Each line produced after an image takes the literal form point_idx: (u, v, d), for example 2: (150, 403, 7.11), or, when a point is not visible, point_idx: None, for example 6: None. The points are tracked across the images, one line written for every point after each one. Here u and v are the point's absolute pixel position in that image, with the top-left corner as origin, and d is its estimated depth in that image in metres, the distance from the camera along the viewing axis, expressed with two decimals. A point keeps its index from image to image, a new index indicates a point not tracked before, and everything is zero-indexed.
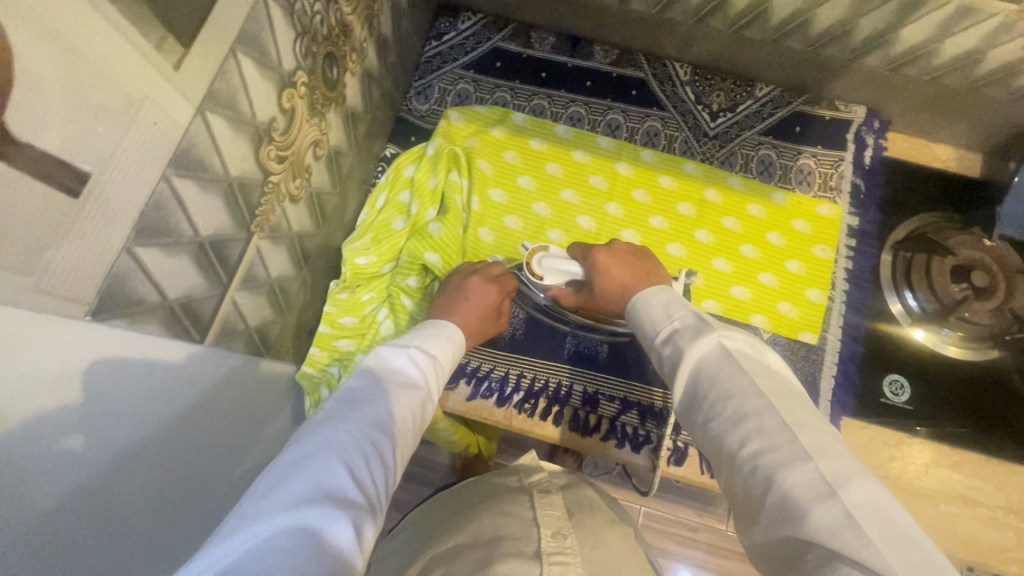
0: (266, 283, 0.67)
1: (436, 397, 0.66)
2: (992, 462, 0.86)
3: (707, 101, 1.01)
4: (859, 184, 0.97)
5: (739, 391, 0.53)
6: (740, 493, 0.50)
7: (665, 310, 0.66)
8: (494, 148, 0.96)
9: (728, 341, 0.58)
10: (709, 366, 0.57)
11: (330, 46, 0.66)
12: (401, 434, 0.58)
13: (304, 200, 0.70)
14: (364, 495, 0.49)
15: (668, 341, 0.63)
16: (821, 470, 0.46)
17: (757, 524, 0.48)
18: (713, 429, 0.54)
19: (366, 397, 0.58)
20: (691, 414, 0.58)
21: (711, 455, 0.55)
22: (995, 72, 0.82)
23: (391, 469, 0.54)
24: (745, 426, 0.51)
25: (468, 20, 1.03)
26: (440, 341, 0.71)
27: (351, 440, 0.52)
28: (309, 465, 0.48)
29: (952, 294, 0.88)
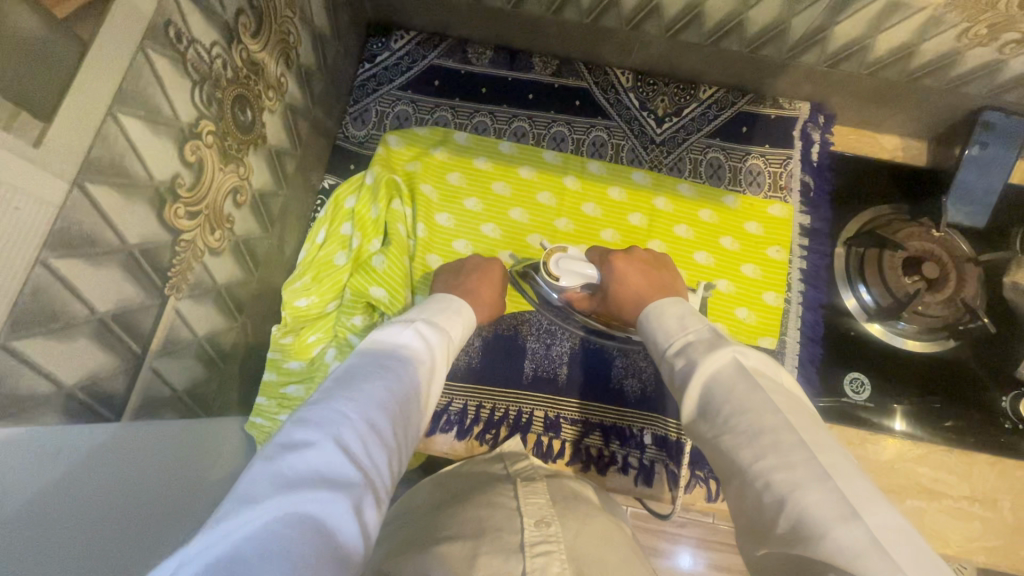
0: (192, 341, 0.64)
1: (438, 372, 0.63)
2: (955, 453, 0.86)
3: (651, 106, 0.99)
4: (808, 182, 0.96)
5: (755, 407, 0.52)
6: (750, 508, 0.49)
7: (680, 321, 0.66)
8: (437, 171, 0.92)
9: (742, 357, 0.57)
10: (722, 381, 0.56)
11: (240, 87, 0.62)
12: (406, 415, 0.55)
13: (228, 250, 0.67)
14: (369, 474, 0.46)
15: (679, 352, 0.62)
16: (842, 491, 0.45)
17: (766, 539, 0.47)
18: (725, 444, 0.53)
19: (368, 376, 0.55)
20: (699, 425, 0.57)
21: (721, 467, 0.54)
22: (931, 63, 0.82)
23: (395, 453, 0.52)
24: (761, 443, 0.50)
25: (401, 38, 0.99)
26: (445, 316, 0.70)
27: (354, 418, 0.49)
28: (310, 443, 0.45)
29: (905, 287, 0.88)
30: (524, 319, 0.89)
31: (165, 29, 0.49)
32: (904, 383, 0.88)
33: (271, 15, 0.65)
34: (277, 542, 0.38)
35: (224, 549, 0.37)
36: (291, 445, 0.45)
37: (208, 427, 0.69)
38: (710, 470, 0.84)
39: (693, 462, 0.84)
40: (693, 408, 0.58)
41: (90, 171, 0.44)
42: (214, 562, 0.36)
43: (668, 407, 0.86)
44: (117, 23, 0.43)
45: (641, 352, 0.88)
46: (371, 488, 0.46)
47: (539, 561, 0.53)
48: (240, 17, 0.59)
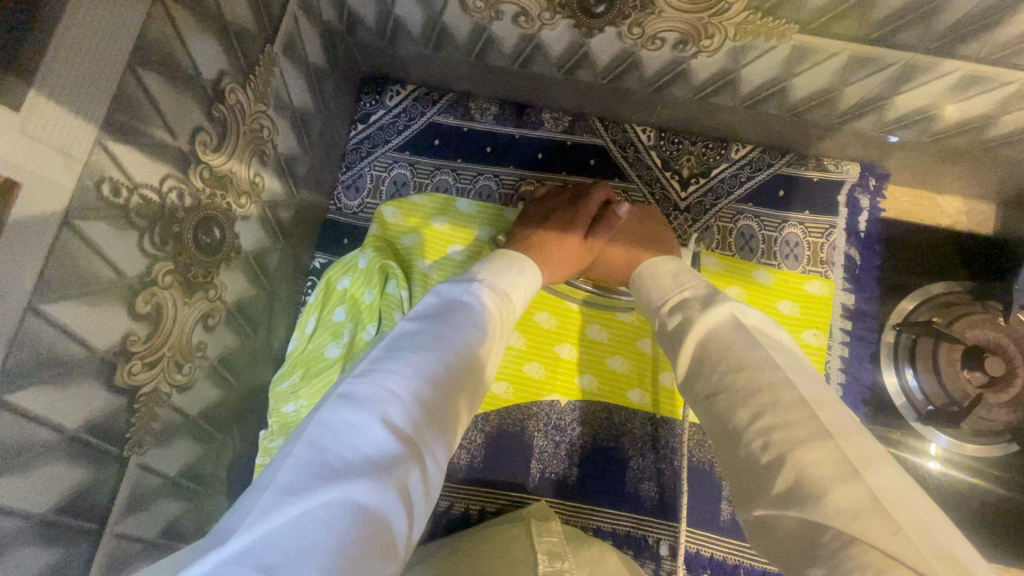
0: (165, 483, 0.59)
1: (499, 337, 0.56)
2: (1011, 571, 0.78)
3: (676, 167, 0.88)
4: (854, 255, 0.85)
5: (753, 364, 0.45)
6: (742, 463, 0.42)
7: (673, 277, 0.61)
8: (437, 244, 0.85)
9: (741, 314, 0.51)
10: (719, 340, 0.49)
11: (204, 210, 0.55)
12: (462, 386, 0.48)
13: (201, 376, 0.61)
14: (416, 456, 0.41)
15: (675, 310, 0.56)
16: (844, 448, 0.38)
17: (760, 498, 0.39)
18: (720, 403, 0.45)
19: (425, 341, 0.48)
20: (695, 385, 0.49)
21: (712, 427, 0.46)
22: (1011, 133, 0.70)
23: (449, 430, 0.45)
24: (755, 398, 0.43)
25: (396, 94, 0.89)
26: (506, 276, 0.62)
27: (406, 388, 0.43)
28: (360, 414, 0.40)
29: (963, 385, 0.78)
30: (531, 413, 0.82)
31: (98, 188, 0.42)
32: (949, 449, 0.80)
33: (239, 119, 0.58)
34: (315, 536, 0.33)
35: (257, 544, 0.32)
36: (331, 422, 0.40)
37: None
38: None
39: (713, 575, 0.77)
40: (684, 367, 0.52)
41: (7, 381, 0.38)
42: (242, 558, 0.31)
43: (691, 513, 0.79)
44: (29, 212, 0.36)
45: (656, 453, 0.80)
46: (418, 471, 0.40)
47: None
48: (197, 136, 0.52)
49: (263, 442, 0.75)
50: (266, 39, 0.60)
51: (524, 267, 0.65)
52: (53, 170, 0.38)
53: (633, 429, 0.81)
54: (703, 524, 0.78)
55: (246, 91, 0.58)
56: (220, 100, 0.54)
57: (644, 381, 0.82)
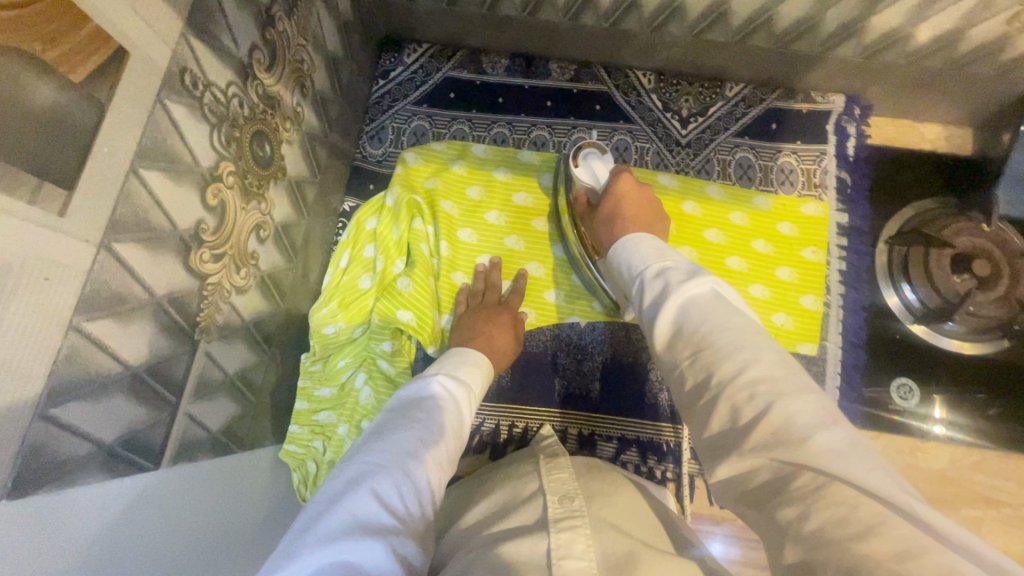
0: (225, 381, 0.64)
1: (470, 416, 0.61)
2: (1011, 460, 0.83)
3: (675, 107, 0.95)
4: (845, 178, 0.92)
5: (736, 328, 0.46)
6: (721, 415, 0.42)
7: (659, 248, 0.58)
8: (457, 185, 0.91)
9: (722, 289, 0.51)
10: (703, 304, 0.48)
11: (258, 124, 0.61)
12: (441, 456, 0.52)
13: (254, 285, 0.66)
14: (407, 524, 0.45)
15: (657, 274, 0.54)
16: (820, 402, 0.40)
17: (738, 449, 0.40)
18: (704, 359, 0.45)
19: (404, 423, 0.53)
20: (674, 345, 0.48)
21: (693, 385, 0.45)
22: (979, 48, 0.77)
23: (432, 496, 0.49)
24: (736, 355, 0.43)
25: (414, 52, 0.97)
26: (469, 362, 0.67)
27: (388, 465, 0.48)
28: (349, 497, 0.44)
29: (955, 286, 0.84)
30: (554, 335, 0.87)
31: (181, 78, 0.48)
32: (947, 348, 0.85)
33: (285, 47, 0.64)
34: None
35: None
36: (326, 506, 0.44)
37: (244, 459, 0.70)
38: None
39: None
40: (664, 326, 0.49)
41: (115, 231, 0.43)
42: None
43: None
44: (133, 81, 0.43)
45: None
46: (411, 538, 0.44)
47: (564, 537, 0.49)
48: (253, 53, 0.58)
49: (305, 364, 0.81)
50: None
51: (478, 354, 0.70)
52: (150, 50, 0.44)
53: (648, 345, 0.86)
54: None
55: (291, 23, 0.65)
56: (271, 25, 0.61)
57: (538, 302, 0.88)
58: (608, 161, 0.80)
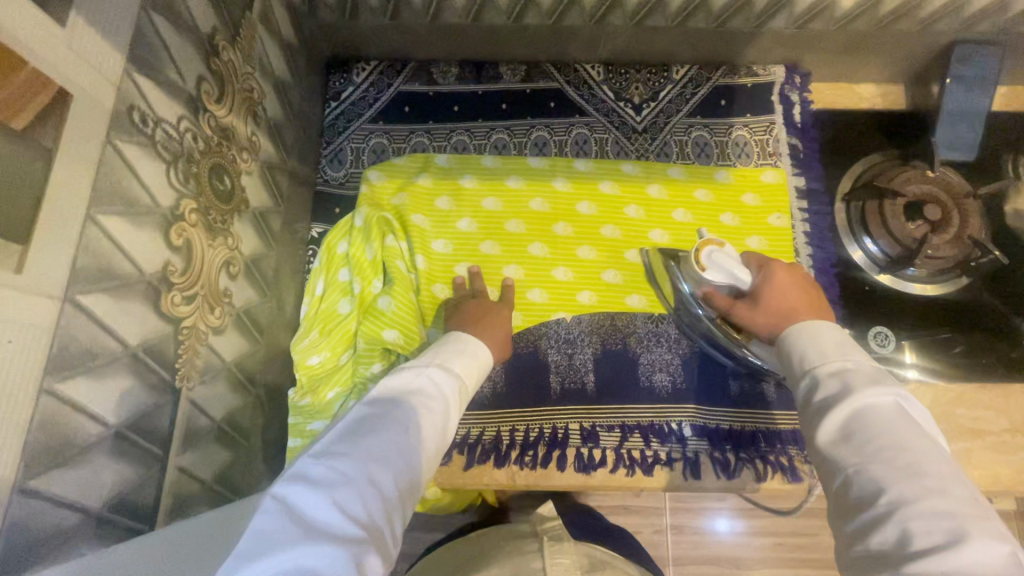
0: (213, 427, 0.61)
1: (448, 415, 0.63)
2: (988, 390, 0.86)
3: (628, 95, 0.97)
4: (796, 144, 0.95)
5: (921, 450, 0.48)
6: (887, 536, 0.44)
7: (838, 345, 0.60)
8: (425, 197, 0.90)
9: (905, 405, 0.52)
10: (879, 414, 0.51)
11: (214, 156, 0.59)
12: (407, 461, 0.55)
13: (230, 324, 0.64)
14: (367, 528, 0.48)
15: (837, 374, 0.56)
16: (1015, 552, 0.41)
17: (916, 565, 0.41)
18: (877, 472, 0.47)
19: (373, 429, 0.56)
20: (841, 447, 0.51)
21: (858, 493, 0.47)
22: (901, 6, 0.82)
23: (396, 500, 0.52)
24: (921, 481, 0.45)
25: (363, 70, 0.95)
26: (454, 361, 0.69)
27: (354, 470, 0.51)
28: (312, 497, 0.48)
29: (911, 233, 0.87)
30: (541, 333, 0.87)
31: (129, 114, 0.46)
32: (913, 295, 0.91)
33: (232, 76, 0.63)
34: None
35: None
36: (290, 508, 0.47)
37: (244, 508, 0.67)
38: (756, 450, 0.83)
39: (735, 445, 0.83)
40: (833, 427, 0.52)
41: (77, 280, 0.41)
42: None
43: (701, 393, 0.85)
44: (80, 121, 0.41)
45: (661, 346, 0.87)
46: (371, 541, 0.47)
47: None
48: (201, 85, 0.56)
49: (292, 400, 0.78)
50: (247, 6, 0.66)
51: (472, 348, 0.71)
52: (94, 88, 0.42)
53: (636, 329, 0.87)
54: (712, 399, 0.85)
55: (236, 51, 0.63)
56: (217, 55, 0.59)
57: (525, 307, 0.87)
58: (730, 253, 0.75)
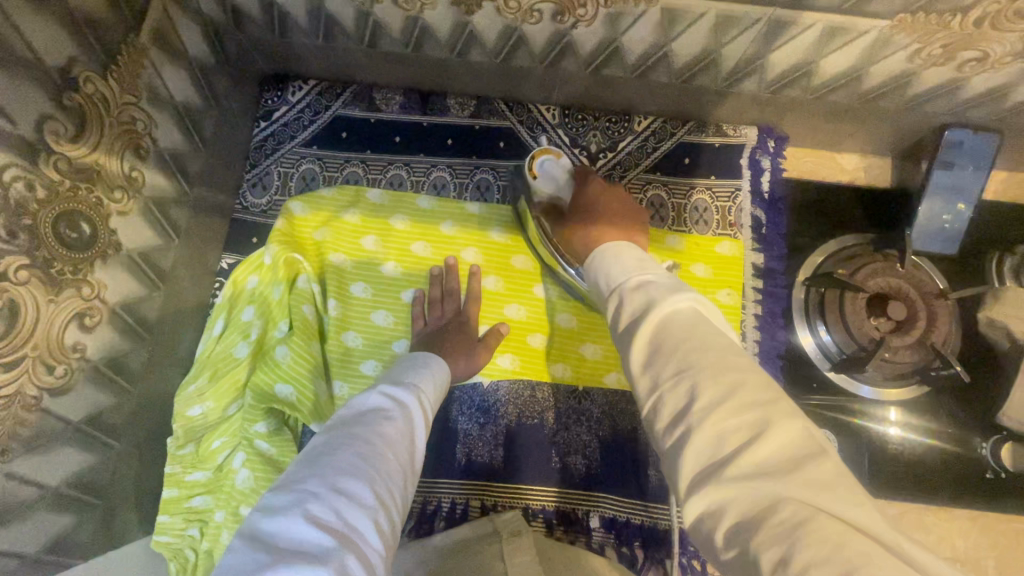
0: (46, 493, 0.56)
1: (420, 416, 0.61)
2: (931, 511, 0.80)
3: (583, 143, 0.89)
4: (759, 216, 0.87)
5: (717, 347, 0.43)
6: (702, 446, 0.38)
7: (639, 263, 0.57)
8: (350, 236, 0.84)
9: (701, 308, 0.49)
10: (681, 324, 0.46)
11: (65, 202, 0.53)
12: (387, 460, 0.52)
13: (82, 380, 0.59)
14: (352, 540, 0.44)
15: (639, 288, 0.52)
16: (802, 424, 0.38)
17: (716, 481, 0.36)
18: (682, 382, 0.42)
19: (338, 442, 0.53)
20: (651, 364, 0.45)
21: (670, 409, 0.41)
22: (886, 84, 0.72)
23: (382, 507, 0.49)
24: (723, 380, 0.40)
25: (299, 90, 0.88)
26: (422, 371, 0.68)
27: (322, 481, 0.48)
28: (281, 519, 0.45)
29: (869, 331, 0.79)
30: (453, 398, 0.81)
31: None
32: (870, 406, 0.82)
33: (101, 109, 0.56)
34: None
35: None
36: (261, 541, 0.43)
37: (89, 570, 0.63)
38: (667, 554, 0.77)
39: (645, 542, 0.77)
40: (641, 344, 0.47)
41: None
42: None
43: (615, 482, 0.79)
44: None
45: (580, 426, 0.81)
46: (358, 549, 0.44)
47: None
48: (45, 125, 0.50)
49: (171, 448, 0.73)
50: (130, 28, 0.59)
51: (431, 360, 0.71)
52: None
53: (556, 404, 0.81)
54: (629, 491, 0.79)
55: (109, 82, 0.57)
56: (74, 88, 0.52)
57: None
58: (565, 164, 0.78)
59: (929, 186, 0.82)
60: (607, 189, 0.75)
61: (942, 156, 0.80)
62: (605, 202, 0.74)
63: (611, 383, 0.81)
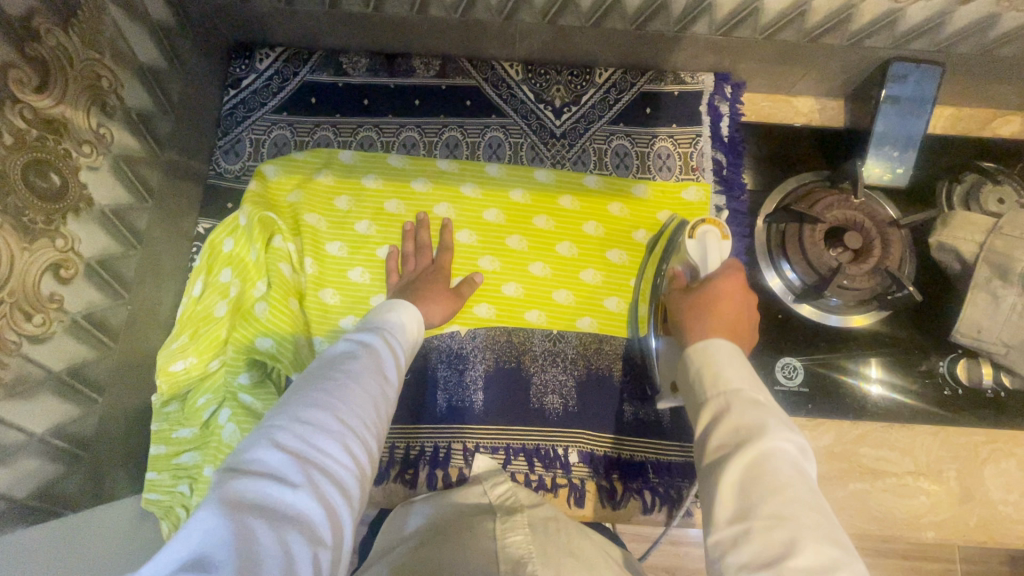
0: (31, 440, 0.58)
1: (390, 357, 0.61)
2: (895, 430, 0.84)
3: (547, 97, 0.91)
4: (720, 159, 0.90)
5: (807, 502, 0.45)
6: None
7: (750, 379, 0.55)
8: (323, 196, 0.85)
9: (805, 459, 0.49)
10: (781, 467, 0.47)
11: (32, 152, 0.54)
12: (353, 394, 0.53)
13: (60, 331, 0.60)
14: (318, 461, 0.46)
15: (748, 406, 0.51)
16: None
17: None
18: (773, 534, 0.43)
19: (308, 382, 0.54)
20: (745, 500, 0.46)
21: (755, 554, 0.43)
22: (829, 19, 0.76)
23: (352, 434, 0.50)
24: (824, 543, 0.43)
25: (266, 57, 0.90)
26: (395, 318, 0.68)
27: (289, 414, 0.49)
28: (249, 447, 0.46)
29: (828, 260, 0.82)
30: (431, 347, 0.83)
31: None
32: (832, 334, 0.86)
33: (64, 63, 0.58)
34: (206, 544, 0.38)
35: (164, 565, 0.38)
36: (232, 466, 0.45)
37: (82, 521, 0.65)
38: (643, 482, 0.81)
39: (623, 474, 0.81)
40: (735, 473, 0.47)
41: None
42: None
43: (593, 418, 0.82)
44: None
45: (556, 367, 0.83)
46: (324, 469, 0.46)
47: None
48: (8, 73, 0.51)
49: (156, 407, 0.75)
50: None
51: (405, 307, 0.72)
52: None
53: (532, 347, 0.84)
54: (604, 425, 0.82)
55: (70, 36, 0.58)
56: (34, 39, 0.54)
57: None
58: (724, 251, 0.73)
59: (877, 119, 0.86)
60: (741, 290, 0.69)
61: (887, 91, 0.83)
62: (734, 300, 0.68)
63: (585, 326, 0.84)
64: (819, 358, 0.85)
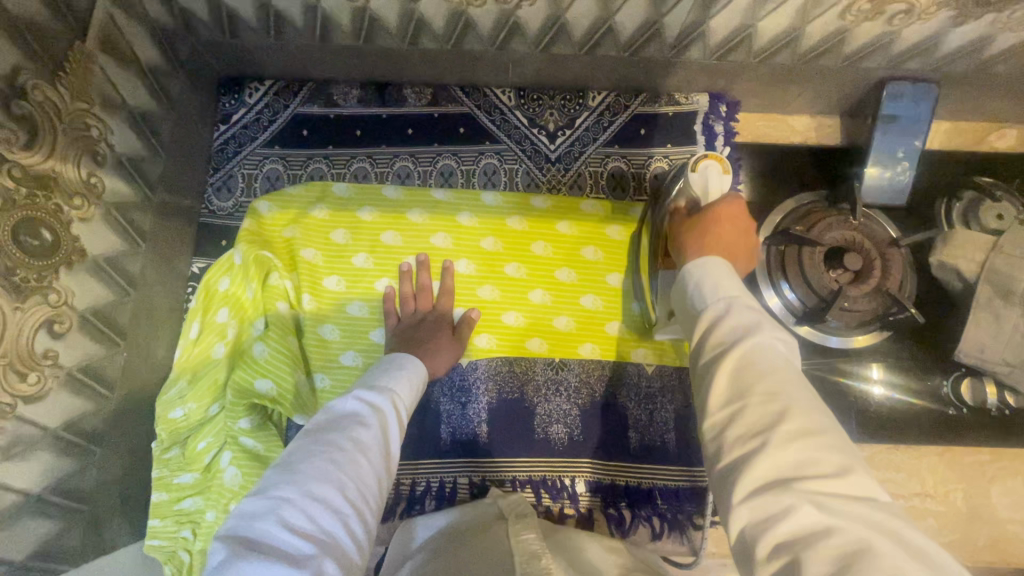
0: (27, 500, 0.57)
1: (395, 422, 0.61)
2: (901, 450, 0.84)
3: (542, 122, 0.91)
4: None
5: (791, 378, 0.46)
6: (783, 460, 0.41)
7: (737, 286, 0.55)
8: (319, 231, 0.84)
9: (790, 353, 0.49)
10: (766, 352, 0.47)
11: (23, 211, 0.54)
12: (363, 468, 0.53)
13: (57, 386, 0.59)
14: (327, 545, 0.46)
15: (736, 307, 0.52)
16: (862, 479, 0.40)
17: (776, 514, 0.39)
18: (756, 408, 0.44)
19: (319, 448, 0.53)
20: (732, 382, 0.47)
21: (750, 425, 0.44)
22: (823, 42, 0.75)
23: (357, 513, 0.50)
24: (811, 417, 0.43)
25: (256, 90, 0.89)
26: (400, 376, 0.68)
27: (301, 488, 0.48)
28: (259, 523, 0.46)
29: (828, 283, 0.82)
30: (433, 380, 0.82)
31: None
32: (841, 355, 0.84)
33: (52, 115, 0.57)
34: None
35: None
36: (239, 542, 0.44)
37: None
38: (651, 509, 0.80)
39: (630, 502, 0.80)
40: (726, 366, 0.47)
41: None
42: None
43: (598, 446, 0.82)
44: None
45: (560, 396, 0.83)
46: (332, 555, 0.46)
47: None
48: None
49: (156, 454, 0.74)
50: (74, 35, 0.60)
51: (408, 361, 0.71)
52: None
53: (535, 376, 0.83)
54: (610, 454, 0.82)
55: (58, 90, 0.57)
56: (21, 96, 0.53)
57: None
58: (725, 183, 0.75)
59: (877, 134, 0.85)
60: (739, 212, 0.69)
61: (885, 108, 0.83)
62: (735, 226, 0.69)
63: (588, 353, 0.83)
64: (827, 374, 0.84)
